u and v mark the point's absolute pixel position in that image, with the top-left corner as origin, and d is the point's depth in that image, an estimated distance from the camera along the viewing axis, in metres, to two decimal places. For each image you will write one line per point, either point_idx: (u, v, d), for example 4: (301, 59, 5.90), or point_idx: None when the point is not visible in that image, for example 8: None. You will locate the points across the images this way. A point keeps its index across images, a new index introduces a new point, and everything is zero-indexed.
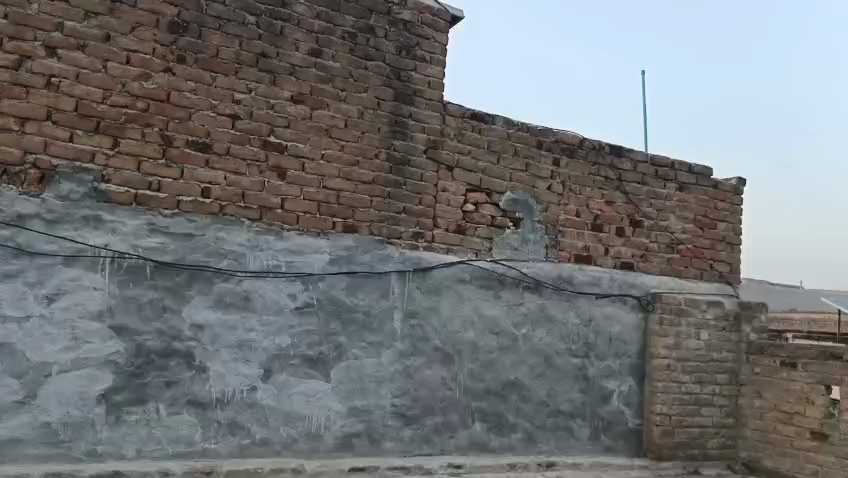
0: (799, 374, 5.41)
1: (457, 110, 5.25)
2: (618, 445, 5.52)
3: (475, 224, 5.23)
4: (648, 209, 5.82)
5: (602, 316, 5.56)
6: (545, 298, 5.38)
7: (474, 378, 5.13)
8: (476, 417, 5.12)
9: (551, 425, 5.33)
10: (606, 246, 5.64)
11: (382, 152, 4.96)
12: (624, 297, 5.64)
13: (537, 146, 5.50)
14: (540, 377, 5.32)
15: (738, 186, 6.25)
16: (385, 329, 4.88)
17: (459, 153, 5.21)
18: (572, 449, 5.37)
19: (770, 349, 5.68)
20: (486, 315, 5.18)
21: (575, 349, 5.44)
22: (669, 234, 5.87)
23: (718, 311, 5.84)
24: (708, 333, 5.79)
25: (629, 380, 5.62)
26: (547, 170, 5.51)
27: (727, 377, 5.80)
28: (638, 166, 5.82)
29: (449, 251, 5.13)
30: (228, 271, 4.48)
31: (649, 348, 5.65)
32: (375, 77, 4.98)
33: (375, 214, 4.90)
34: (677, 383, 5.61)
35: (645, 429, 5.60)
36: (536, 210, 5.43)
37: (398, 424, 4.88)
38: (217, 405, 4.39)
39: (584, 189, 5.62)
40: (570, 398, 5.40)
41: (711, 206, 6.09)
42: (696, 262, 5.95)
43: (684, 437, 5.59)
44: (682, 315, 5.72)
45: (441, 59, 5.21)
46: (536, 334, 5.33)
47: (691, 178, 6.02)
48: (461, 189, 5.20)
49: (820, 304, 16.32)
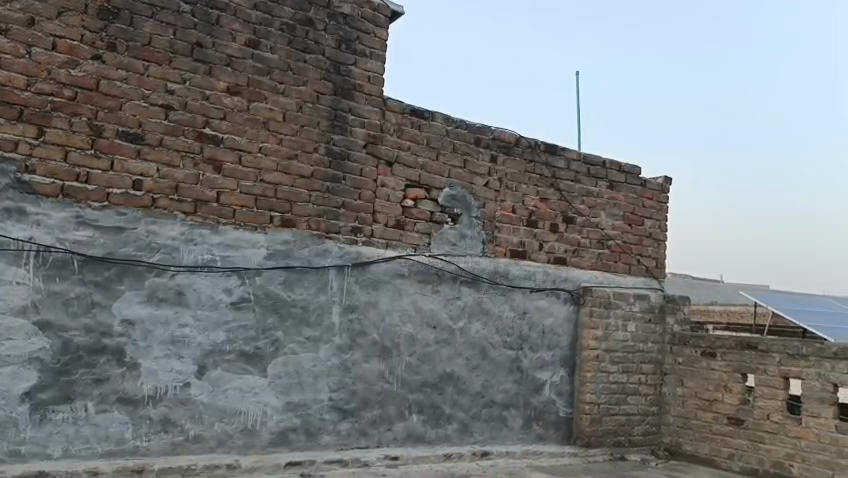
0: (718, 363, 5.70)
1: (396, 106, 5.28)
2: (550, 434, 5.70)
3: (413, 220, 5.29)
4: (580, 206, 6.01)
5: (536, 309, 5.72)
6: (482, 292, 5.50)
7: (412, 371, 5.20)
8: (413, 410, 5.19)
9: (486, 415, 5.46)
10: (541, 241, 5.81)
11: (321, 146, 4.94)
12: (557, 290, 5.82)
13: (475, 144, 5.60)
14: (476, 369, 5.44)
15: (664, 185, 6.53)
16: (323, 323, 4.88)
17: (398, 148, 5.25)
18: (506, 439, 5.51)
19: (691, 340, 5.98)
20: (423, 309, 5.25)
21: (509, 341, 5.59)
22: (600, 230, 6.09)
23: (644, 304, 6.12)
24: (635, 325, 6.05)
25: (561, 371, 5.81)
26: (484, 167, 5.62)
27: (652, 367, 6.08)
28: (571, 165, 6.00)
29: (388, 246, 5.16)
30: (161, 265, 4.38)
31: (580, 340, 5.86)
32: (314, 70, 4.95)
33: (313, 209, 4.88)
34: (605, 373, 5.85)
35: (576, 418, 5.80)
36: (473, 206, 5.54)
37: (335, 418, 4.90)
38: (149, 402, 4.30)
39: (520, 186, 5.76)
40: (504, 389, 5.54)
41: (639, 204, 6.35)
42: (624, 257, 6.20)
43: (611, 425, 5.84)
44: (611, 308, 5.95)
45: (381, 54, 5.23)
46: (473, 327, 5.45)
47: (621, 177, 6.25)
48: (400, 184, 5.25)
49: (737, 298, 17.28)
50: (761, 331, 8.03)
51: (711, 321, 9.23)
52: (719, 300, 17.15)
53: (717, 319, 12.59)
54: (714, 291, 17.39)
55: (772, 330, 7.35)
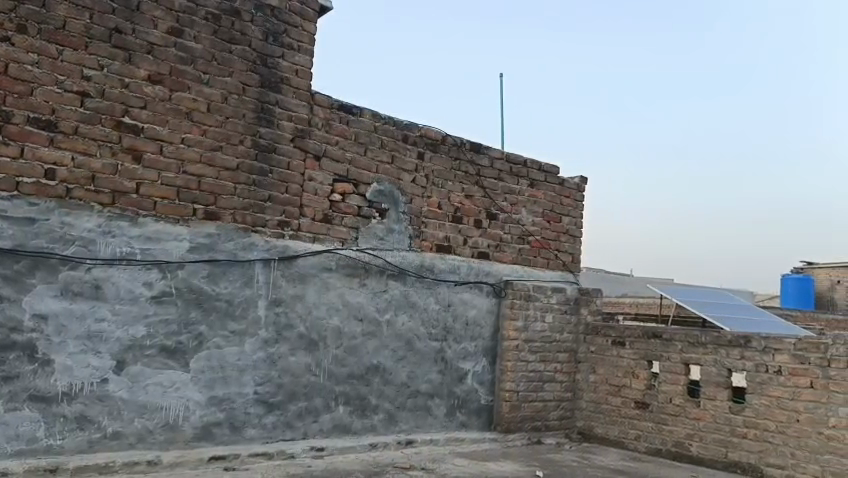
0: (627, 351, 6.09)
1: (324, 100, 5.30)
2: (472, 421, 5.93)
3: (341, 214, 5.34)
4: (503, 203, 6.24)
5: (460, 301, 5.91)
6: (408, 286, 5.63)
7: (338, 363, 5.27)
8: (339, 401, 5.27)
9: (411, 405, 5.61)
10: (465, 236, 6.00)
11: (247, 138, 4.89)
12: (480, 283, 6.03)
13: (402, 140, 5.70)
14: (402, 360, 5.57)
15: (581, 184, 6.87)
16: (248, 317, 4.87)
17: (326, 143, 5.28)
18: (430, 427, 5.69)
19: (603, 330, 6.36)
20: (350, 302, 5.33)
21: (434, 333, 5.76)
22: (520, 227, 6.35)
23: (561, 296, 6.44)
24: (552, 316, 6.36)
25: (483, 360, 6.04)
26: (412, 164, 5.73)
27: (567, 356, 6.42)
28: (494, 163, 6.21)
29: (315, 240, 5.19)
30: (76, 258, 4.24)
31: (501, 330, 6.12)
32: (240, 61, 4.88)
33: (239, 202, 4.84)
34: (524, 362, 6.13)
35: (496, 405, 6.05)
36: (400, 201, 5.64)
37: (260, 411, 4.91)
38: (64, 399, 4.15)
39: (446, 183, 5.92)
40: (429, 379, 5.71)
41: (558, 201, 6.65)
42: (543, 252, 6.49)
43: (529, 411, 6.13)
44: (530, 300, 6.23)
45: (309, 48, 5.22)
46: (399, 320, 5.57)
47: (541, 175, 6.53)
48: (328, 179, 5.28)
49: (644, 288, 18.25)
50: (666, 322, 8.58)
51: (622, 313, 9.75)
52: (630, 293, 18.03)
53: (629, 310, 13.28)
54: (625, 284, 18.28)
55: (676, 320, 7.88)
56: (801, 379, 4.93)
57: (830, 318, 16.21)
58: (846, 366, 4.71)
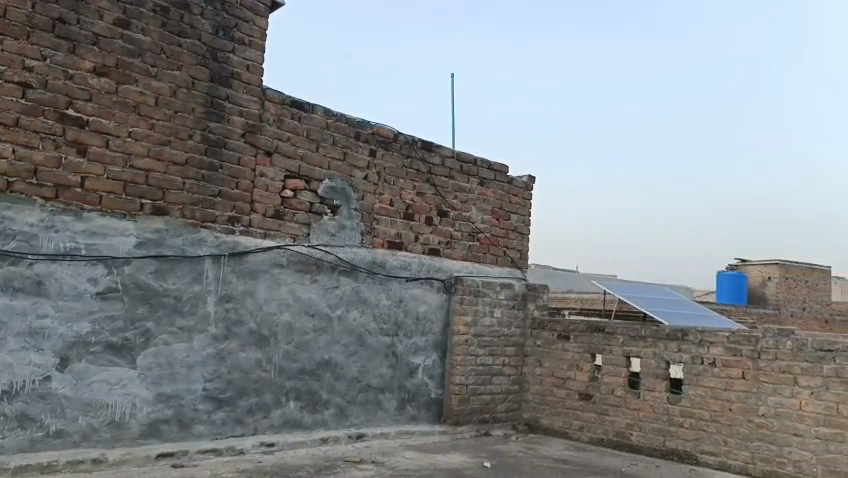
0: (571, 345, 6.29)
1: (276, 96, 5.28)
2: (422, 414, 6.02)
3: (293, 211, 5.34)
4: (453, 201, 6.34)
5: (411, 297, 6.00)
6: (359, 282, 5.68)
7: (289, 358, 5.28)
8: (290, 396, 5.29)
9: (362, 399, 5.67)
10: (416, 233, 6.08)
11: (196, 133, 4.84)
12: (431, 279, 6.13)
13: (354, 137, 5.72)
14: (353, 355, 5.63)
15: (529, 183, 7.03)
16: (197, 313, 4.83)
17: (277, 139, 5.26)
18: (381, 420, 5.76)
19: (548, 325, 6.54)
20: (301, 298, 5.35)
21: (385, 328, 5.83)
22: (470, 224, 6.46)
23: (509, 292, 6.58)
24: (500, 311, 6.50)
25: (433, 355, 6.14)
26: (364, 161, 5.76)
27: (515, 349, 6.58)
28: (445, 161, 6.30)
29: (266, 236, 5.18)
30: (17, 253, 4.12)
31: (451, 325, 6.24)
32: (190, 55, 4.82)
33: (188, 197, 4.79)
34: (473, 356, 6.26)
35: (446, 398, 6.16)
36: (352, 198, 5.67)
37: (209, 407, 4.89)
38: (4, 397, 4.04)
39: (398, 180, 5.98)
40: (380, 373, 5.78)
41: (507, 199, 6.79)
42: (492, 249, 6.63)
43: (477, 404, 6.26)
44: (479, 295, 6.36)
45: (260, 43, 5.19)
46: (350, 315, 5.62)
47: (490, 174, 6.65)
48: (279, 175, 5.27)
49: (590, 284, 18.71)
50: (608, 316, 8.86)
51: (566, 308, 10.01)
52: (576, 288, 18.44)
53: (575, 305, 13.60)
54: (569, 279, 18.70)
55: (618, 314, 8.15)
56: (733, 370, 5.20)
57: (761, 311, 16.95)
58: (774, 358, 5.00)
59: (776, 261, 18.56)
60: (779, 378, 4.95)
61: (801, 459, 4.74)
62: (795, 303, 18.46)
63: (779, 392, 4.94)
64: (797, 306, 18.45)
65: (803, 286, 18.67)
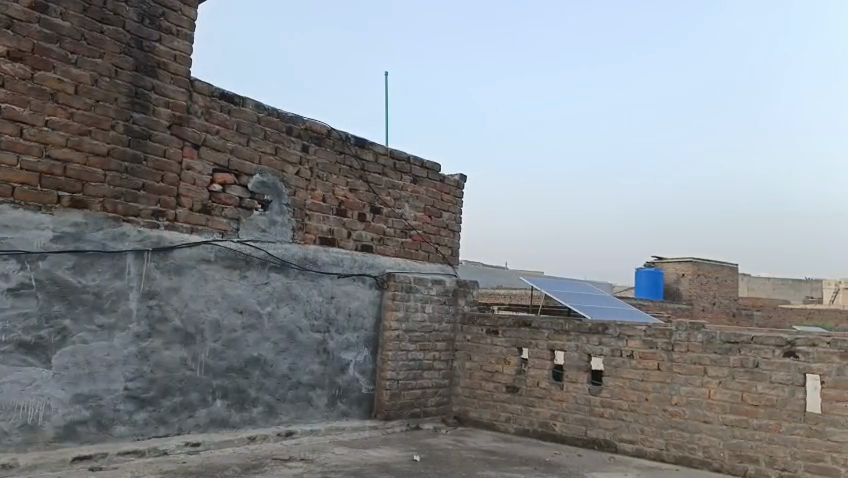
0: (500, 339, 6.47)
1: (205, 88, 5.16)
2: (353, 410, 6.03)
3: (221, 205, 5.23)
4: (386, 198, 6.37)
5: (342, 293, 6.00)
6: (290, 278, 5.63)
7: (216, 356, 5.18)
8: (217, 395, 5.18)
9: (291, 396, 5.62)
10: (349, 230, 6.07)
11: (119, 124, 4.65)
12: (363, 276, 6.15)
13: (286, 132, 5.66)
14: (283, 351, 5.57)
15: (461, 181, 7.15)
16: (119, 310, 4.66)
17: (205, 132, 5.14)
18: (311, 417, 5.73)
19: (478, 319, 6.70)
20: (229, 294, 5.25)
21: (316, 324, 5.81)
22: (403, 221, 6.52)
23: (440, 288, 6.68)
24: (432, 307, 6.59)
25: (365, 350, 6.16)
26: (296, 156, 5.70)
27: (445, 344, 6.70)
28: (378, 158, 6.32)
29: (193, 231, 5.05)
30: None
31: (383, 321, 6.28)
32: (113, 43, 4.62)
33: (109, 190, 4.60)
34: (404, 351, 6.32)
35: (377, 394, 6.19)
36: (283, 194, 5.60)
37: (131, 407, 4.72)
38: None
39: (331, 176, 5.95)
40: (310, 370, 5.75)
41: (439, 197, 6.88)
42: (424, 246, 6.71)
43: (408, 398, 6.33)
44: (411, 291, 6.42)
45: (188, 34, 5.05)
46: (281, 311, 5.56)
47: (423, 172, 6.72)
48: (207, 168, 5.15)
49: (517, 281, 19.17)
50: (535, 310, 9.12)
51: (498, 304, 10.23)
52: (504, 284, 18.91)
53: (507, 300, 13.91)
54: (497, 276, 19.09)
55: (545, 309, 8.42)
56: (649, 362, 5.50)
57: (674, 307, 17.87)
58: (686, 350, 5.33)
59: (689, 259, 19.69)
60: (690, 369, 5.28)
61: (709, 444, 5.08)
62: (704, 299, 19.54)
63: (690, 382, 5.27)
64: (706, 302, 19.55)
65: (713, 284, 19.69)
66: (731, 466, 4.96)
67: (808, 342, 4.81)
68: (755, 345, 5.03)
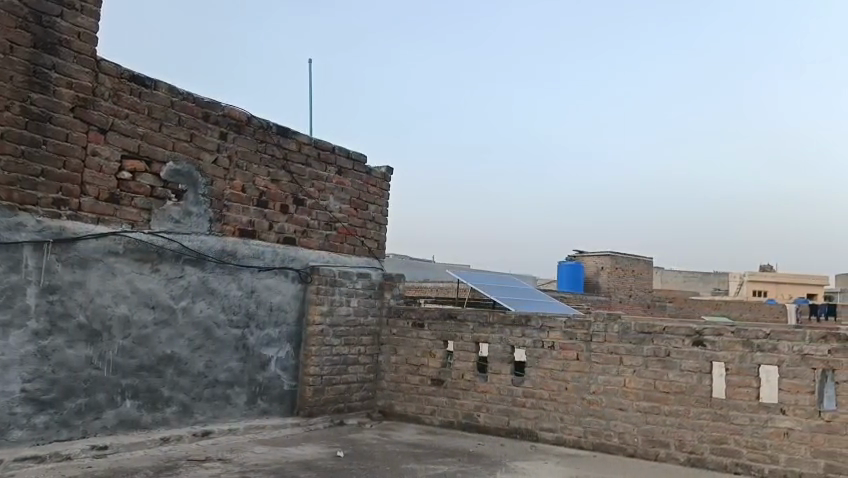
0: (425, 332, 6.46)
1: (113, 68, 4.79)
2: (273, 407, 5.84)
3: (131, 194, 4.89)
4: (310, 189, 6.18)
5: (263, 287, 5.79)
6: (207, 272, 5.37)
7: (125, 354, 4.87)
8: (127, 395, 4.88)
9: (208, 395, 5.38)
10: (270, 221, 5.84)
11: (15, 104, 4.22)
12: (285, 269, 5.95)
13: (203, 118, 5.36)
14: (199, 349, 5.32)
15: (387, 173, 7.04)
16: (15, 306, 4.27)
17: (113, 116, 4.78)
18: (229, 416, 5.51)
19: (403, 313, 6.65)
20: (140, 289, 4.94)
21: (235, 320, 5.58)
22: (327, 213, 6.35)
23: (365, 281, 6.60)
24: (357, 300, 6.49)
25: (287, 346, 5.99)
26: (213, 143, 5.42)
27: (370, 338, 6.62)
28: (302, 148, 6.11)
29: (99, 221, 4.70)
30: None
31: (306, 316, 6.12)
32: (7, 16, 4.19)
33: (3, 175, 4.17)
34: (328, 346, 6.19)
35: (299, 390, 6.03)
36: (200, 183, 5.31)
37: (30, 411, 4.34)
38: None
39: (251, 166, 5.69)
40: (229, 367, 5.53)
41: (365, 189, 6.75)
42: (349, 239, 6.57)
43: (332, 394, 6.21)
44: (335, 285, 6.29)
45: (94, 9, 4.66)
46: (197, 306, 5.30)
47: (348, 163, 6.57)
48: (115, 155, 4.79)
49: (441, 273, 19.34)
50: (463, 304, 9.18)
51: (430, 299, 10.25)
52: (429, 277, 18.93)
53: (441, 294, 13.90)
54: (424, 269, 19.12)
55: (472, 303, 8.49)
56: (569, 353, 5.64)
57: (595, 299, 18.53)
58: (604, 341, 5.50)
59: (608, 253, 20.53)
60: (607, 358, 5.47)
61: (624, 430, 5.29)
62: (621, 290, 20.41)
63: (607, 371, 5.45)
64: (624, 295, 20.43)
65: (630, 278, 20.66)
66: (645, 451, 5.18)
67: (715, 331, 5.08)
68: (667, 335, 5.26)
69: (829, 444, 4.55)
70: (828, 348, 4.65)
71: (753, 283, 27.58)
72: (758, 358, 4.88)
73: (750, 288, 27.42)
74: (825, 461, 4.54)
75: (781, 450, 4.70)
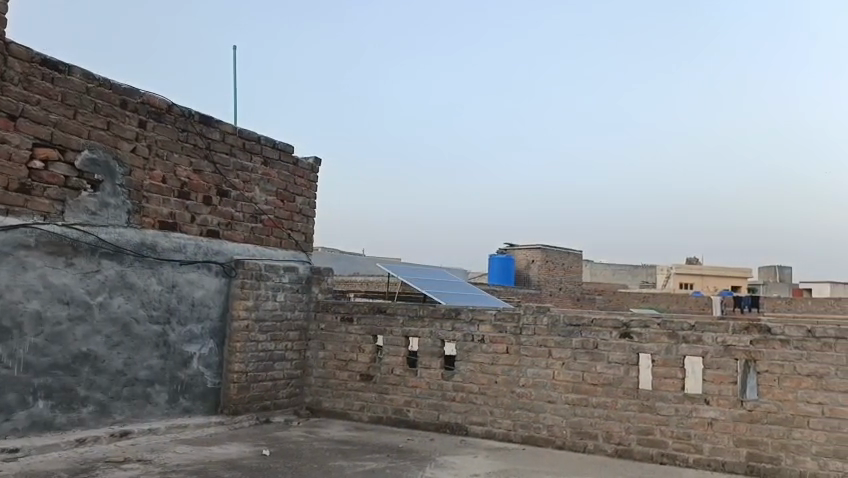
0: (354, 327, 6.36)
1: (23, 52, 4.54)
2: (196, 406, 5.67)
3: (43, 184, 4.64)
4: (235, 180, 6.02)
5: (185, 282, 5.61)
6: (125, 265, 5.16)
7: (37, 353, 4.62)
8: (39, 395, 4.63)
9: (126, 394, 5.17)
10: (193, 213, 5.67)
11: None
12: (208, 263, 5.78)
13: (121, 106, 5.15)
14: (117, 346, 5.11)
15: (315, 165, 6.92)
16: None
17: (23, 101, 4.53)
18: (149, 415, 5.31)
19: (332, 307, 6.54)
20: (53, 284, 4.71)
21: (156, 315, 5.39)
22: (253, 205, 6.20)
23: (292, 275, 6.46)
24: (284, 295, 6.35)
25: (210, 343, 5.82)
26: (132, 132, 5.22)
27: (298, 333, 6.49)
28: (226, 138, 5.95)
29: (9, 212, 4.43)
30: None
31: (230, 311, 5.96)
32: None
33: None
34: (254, 341, 6.04)
35: (223, 387, 5.87)
36: (118, 174, 5.10)
37: None
38: None
39: (172, 155, 5.51)
40: (149, 365, 5.34)
41: (292, 181, 6.62)
42: (276, 232, 6.44)
43: (258, 391, 6.06)
44: (261, 279, 6.13)
45: None
46: (114, 302, 5.09)
47: (274, 153, 6.42)
48: (26, 142, 4.54)
49: (372, 267, 19.28)
50: (391, 298, 9.15)
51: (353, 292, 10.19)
52: (359, 270, 18.82)
53: (362, 285, 13.91)
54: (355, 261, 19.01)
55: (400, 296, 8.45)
56: (499, 346, 5.64)
57: (525, 292, 18.87)
58: (534, 333, 5.51)
59: (539, 246, 20.80)
60: (536, 351, 5.48)
61: (553, 423, 5.31)
62: (553, 283, 20.74)
63: (536, 364, 5.46)
64: (554, 286, 20.78)
65: (561, 269, 20.96)
66: (573, 443, 5.21)
67: (641, 323, 5.13)
68: (594, 327, 5.30)
69: (751, 433, 4.65)
70: (751, 339, 4.75)
71: (680, 276, 28.50)
72: (683, 349, 4.95)
73: (676, 280, 28.28)
74: (747, 450, 4.64)
75: (705, 440, 4.78)
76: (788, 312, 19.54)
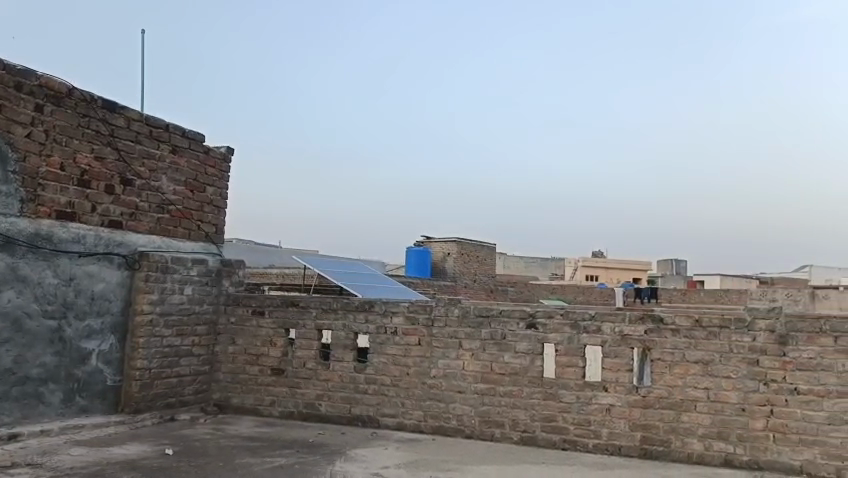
0: (266, 320, 6.26)
1: None
2: (93, 405, 5.43)
3: None
4: (140, 169, 5.80)
5: (84, 275, 5.36)
6: (17, 257, 4.88)
7: None
8: None
9: (16, 393, 4.88)
10: (93, 203, 5.41)
11: None
12: (109, 255, 5.54)
13: (15, 88, 4.84)
14: (7, 343, 4.82)
15: (227, 154, 6.75)
16: None
17: None
18: (41, 416, 5.04)
19: (243, 300, 6.41)
20: None
21: (50, 310, 5.12)
22: (159, 195, 5.98)
23: (201, 268, 6.28)
24: (191, 288, 6.16)
25: (110, 338, 5.59)
26: (26, 116, 4.92)
27: (206, 328, 6.32)
28: (131, 125, 5.71)
29: None
30: None
31: (133, 305, 5.73)
32: None
33: None
34: (158, 337, 5.84)
35: (124, 385, 5.65)
36: (10, 160, 4.80)
37: None
38: None
39: (71, 141, 5.24)
40: (42, 362, 5.06)
41: (202, 171, 6.43)
42: (183, 223, 6.23)
43: (162, 388, 5.86)
44: (167, 272, 5.92)
45: None
46: (4, 296, 4.80)
47: (184, 141, 6.21)
48: None
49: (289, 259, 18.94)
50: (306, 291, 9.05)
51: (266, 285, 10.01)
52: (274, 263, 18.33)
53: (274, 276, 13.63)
54: (271, 253, 18.49)
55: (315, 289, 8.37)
56: (411, 338, 5.69)
57: (439, 286, 19.05)
58: (445, 325, 5.59)
59: (455, 239, 21.04)
60: (447, 342, 5.56)
61: (462, 413, 5.42)
62: (468, 275, 20.92)
63: (447, 355, 5.55)
64: (470, 277, 20.89)
65: (474, 263, 21.15)
66: (480, 432, 5.35)
67: (546, 314, 5.29)
68: (502, 318, 5.43)
69: (645, 418, 4.90)
70: (645, 329, 5.00)
71: (587, 269, 29.60)
72: (585, 339, 5.16)
73: (583, 272, 29.31)
74: (641, 434, 4.90)
75: (603, 425, 5.00)
76: (685, 302, 20.60)
